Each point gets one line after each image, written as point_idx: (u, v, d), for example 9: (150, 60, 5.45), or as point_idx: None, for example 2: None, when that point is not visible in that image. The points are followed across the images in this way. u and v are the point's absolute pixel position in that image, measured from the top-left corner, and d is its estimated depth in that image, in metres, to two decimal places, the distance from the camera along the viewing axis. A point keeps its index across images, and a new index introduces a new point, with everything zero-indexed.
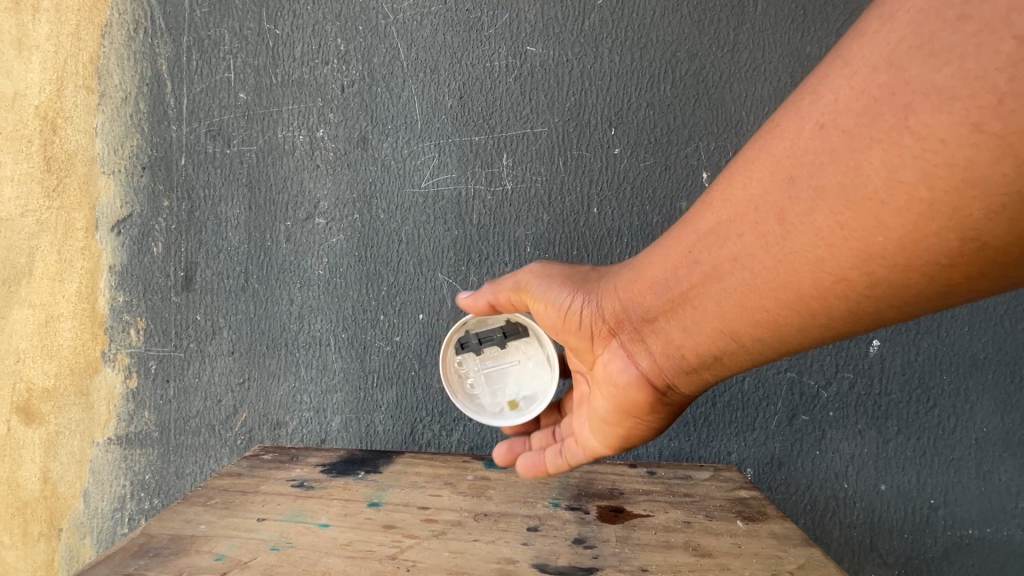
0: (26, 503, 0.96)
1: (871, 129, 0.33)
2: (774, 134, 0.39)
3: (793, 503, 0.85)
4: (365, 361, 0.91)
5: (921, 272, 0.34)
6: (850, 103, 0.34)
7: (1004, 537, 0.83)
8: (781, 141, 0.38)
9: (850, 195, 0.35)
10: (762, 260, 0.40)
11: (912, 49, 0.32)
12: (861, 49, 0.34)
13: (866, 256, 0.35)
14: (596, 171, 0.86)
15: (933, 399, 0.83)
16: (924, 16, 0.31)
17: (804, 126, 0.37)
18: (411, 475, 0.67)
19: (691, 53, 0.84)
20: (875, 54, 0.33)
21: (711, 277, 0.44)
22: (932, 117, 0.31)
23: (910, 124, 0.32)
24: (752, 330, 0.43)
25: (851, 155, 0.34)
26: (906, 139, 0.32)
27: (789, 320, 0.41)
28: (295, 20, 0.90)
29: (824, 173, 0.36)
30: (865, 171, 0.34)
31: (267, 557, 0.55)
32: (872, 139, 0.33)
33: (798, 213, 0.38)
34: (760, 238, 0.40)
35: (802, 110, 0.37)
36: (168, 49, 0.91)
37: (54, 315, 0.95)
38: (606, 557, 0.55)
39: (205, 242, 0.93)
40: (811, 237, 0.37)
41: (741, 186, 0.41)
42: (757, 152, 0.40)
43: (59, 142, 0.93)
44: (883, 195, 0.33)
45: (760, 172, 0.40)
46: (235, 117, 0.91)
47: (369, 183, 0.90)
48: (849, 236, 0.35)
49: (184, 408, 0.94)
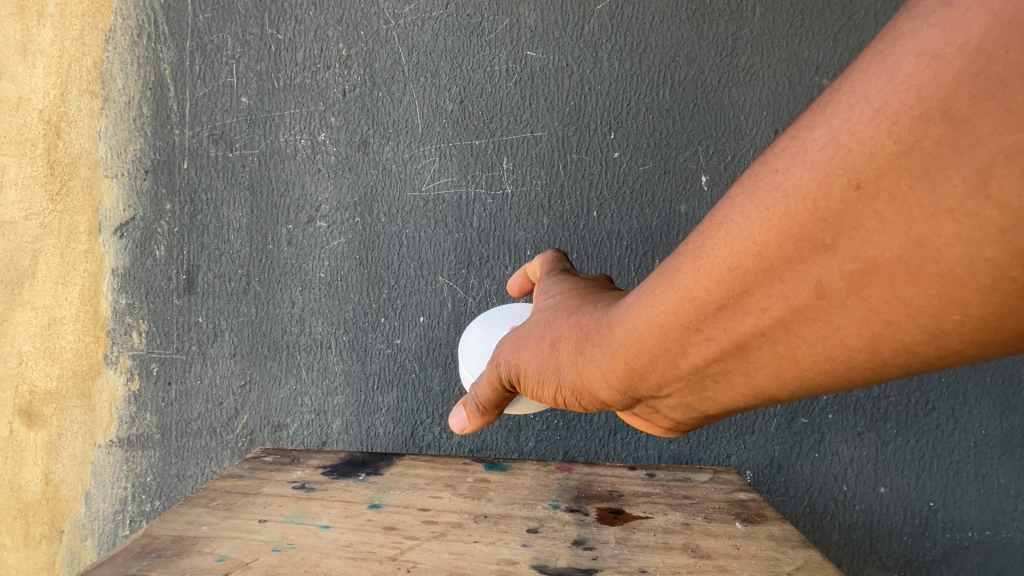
0: (28, 504, 0.97)
1: (931, 195, 0.26)
2: (784, 188, 0.31)
3: (793, 506, 0.86)
4: (366, 363, 0.92)
5: (1008, 345, 0.28)
6: (902, 161, 0.27)
7: (1002, 540, 0.83)
8: (799, 196, 0.30)
9: (917, 274, 0.28)
10: (799, 337, 0.33)
11: (978, 95, 0.25)
12: (897, 90, 0.27)
13: (936, 333, 0.29)
14: (596, 175, 0.87)
15: (932, 402, 0.83)
16: (987, 48, 0.24)
17: (835, 183, 0.29)
18: (411, 477, 0.68)
19: (689, 58, 0.85)
20: (923, 99, 0.26)
21: (732, 354, 0.36)
22: (1019, 186, 0.24)
23: (992, 193, 0.25)
24: (788, 397, 0.37)
25: (914, 225, 0.27)
26: (987, 210, 0.25)
27: (837, 392, 0.35)
28: (297, 25, 0.90)
29: (871, 244, 0.28)
30: (932, 244, 0.27)
31: (269, 559, 0.55)
32: (936, 209, 0.26)
33: (842, 289, 0.30)
34: (792, 313, 0.32)
35: (821, 161, 0.29)
36: (171, 54, 0.92)
37: (57, 318, 0.95)
38: (605, 559, 0.55)
39: (207, 245, 0.93)
40: (863, 314, 0.30)
41: (746, 251, 0.33)
42: (766, 211, 0.32)
43: (63, 146, 0.94)
44: (959, 272, 0.27)
45: (775, 233, 0.31)
46: (237, 121, 0.92)
47: (370, 187, 0.90)
48: (918, 313, 0.28)
49: (185, 410, 0.95)
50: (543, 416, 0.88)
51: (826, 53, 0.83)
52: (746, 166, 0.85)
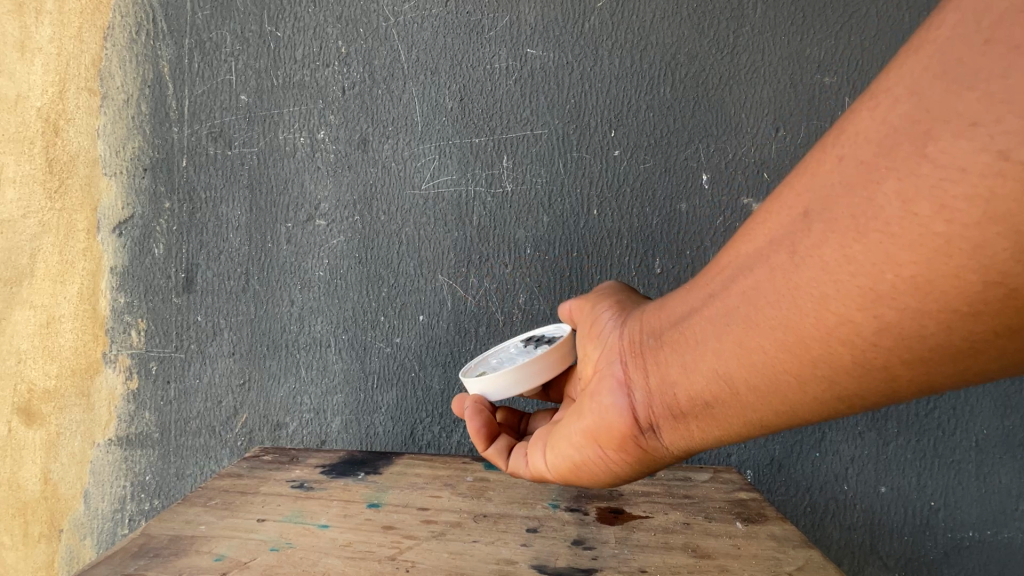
0: (27, 503, 0.97)
1: (887, 159, 0.32)
2: (799, 167, 0.39)
3: (793, 505, 0.85)
4: (366, 362, 0.91)
5: (941, 319, 0.32)
6: (870, 134, 0.34)
7: (1004, 540, 0.82)
8: (805, 173, 0.38)
9: (862, 225, 0.33)
10: (765, 296, 0.38)
11: (936, 78, 0.31)
12: (887, 86, 0.34)
13: (873, 296, 0.33)
14: (596, 173, 0.86)
15: (933, 401, 0.83)
16: (950, 42, 0.30)
17: (826, 156, 0.36)
18: (410, 476, 0.68)
19: (690, 56, 0.84)
20: (897, 87, 0.33)
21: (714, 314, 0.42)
22: (952, 145, 0.30)
23: (929, 153, 0.30)
24: (745, 375, 0.40)
25: (869, 187, 0.33)
26: (924, 167, 0.31)
27: (788, 370, 0.38)
28: (296, 23, 0.90)
29: (837, 205, 0.35)
30: (879, 201, 0.33)
31: (266, 558, 0.54)
32: (887, 169, 0.32)
33: (806, 245, 0.36)
34: (768, 271, 0.38)
35: (825, 145, 0.37)
36: (170, 51, 0.92)
37: (56, 316, 0.95)
38: (605, 559, 0.54)
39: (206, 243, 0.93)
40: (816, 271, 0.35)
41: (756, 222, 0.40)
42: (780, 186, 0.40)
43: (61, 144, 0.94)
44: (894, 226, 0.32)
45: (777, 205, 0.39)
46: (236, 119, 0.92)
47: (369, 185, 0.90)
48: (856, 271, 0.34)
49: (184, 409, 0.95)
50: None
51: (828, 51, 0.82)
52: (747, 165, 0.84)
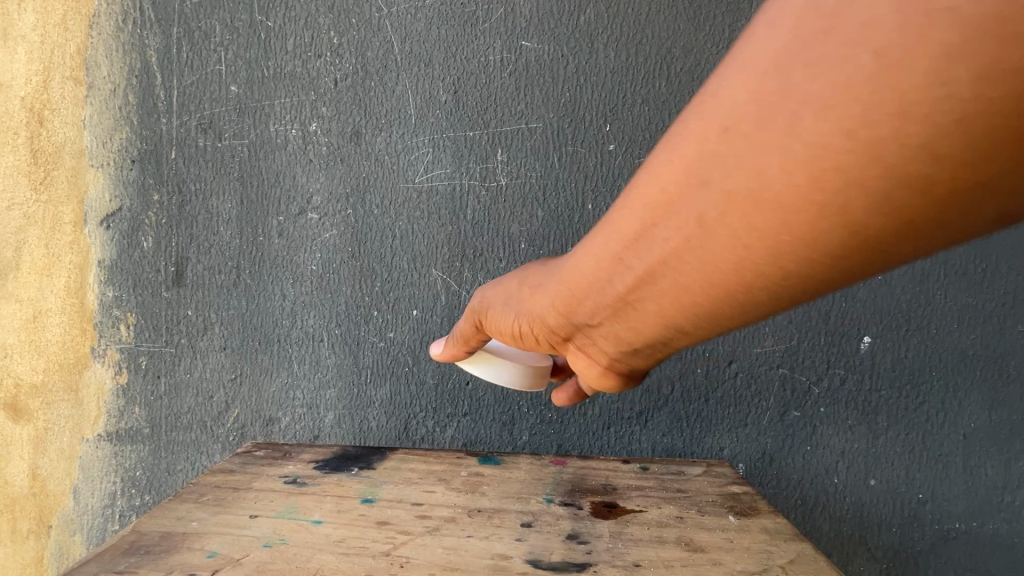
0: (15, 499, 0.96)
1: (826, 88, 0.25)
2: (695, 109, 0.31)
3: (785, 498, 0.86)
4: (359, 357, 0.91)
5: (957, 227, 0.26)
6: (781, 59, 0.26)
7: (989, 531, 0.84)
8: (704, 114, 0.30)
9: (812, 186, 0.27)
10: (699, 258, 0.32)
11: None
12: (786, 10, 0.26)
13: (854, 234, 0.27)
14: (591, 167, 0.86)
15: (923, 395, 0.84)
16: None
17: (711, 126, 0.29)
18: (404, 471, 0.68)
19: (686, 50, 0.84)
20: (807, 12, 0.25)
21: (650, 281, 0.35)
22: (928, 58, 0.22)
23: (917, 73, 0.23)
24: (710, 321, 0.36)
25: (775, 152, 0.27)
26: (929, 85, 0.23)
27: (762, 308, 0.34)
28: (287, 12, 0.88)
29: (736, 175, 0.29)
30: (776, 170, 0.27)
31: (259, 555, 0.53)
32: (837, 104, 0.25)
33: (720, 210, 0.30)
34: (686, 236, 0.32)
35: (721, 87, 0.29)
36: (157, 40, 0.90)
37: (42, 311, 0.93)
38: (599, 553, 0.54)
39: (196, 237, 0.92)
40: (738, 231, 0.30)
41: (662, 166, 0.32)
42: (671, 140, 0.32)
43: (46, 135, 0.92)
44: (813, 182, 0.26)
45: (671, 159, 0.31)
46: (226, 110, 0.90)
47: (362, 178, 0.89)
48: (782, 220, 0.28)
49: (174, 404, 0.94)
50: (537, 410, 0.88)
51: None
52: None
